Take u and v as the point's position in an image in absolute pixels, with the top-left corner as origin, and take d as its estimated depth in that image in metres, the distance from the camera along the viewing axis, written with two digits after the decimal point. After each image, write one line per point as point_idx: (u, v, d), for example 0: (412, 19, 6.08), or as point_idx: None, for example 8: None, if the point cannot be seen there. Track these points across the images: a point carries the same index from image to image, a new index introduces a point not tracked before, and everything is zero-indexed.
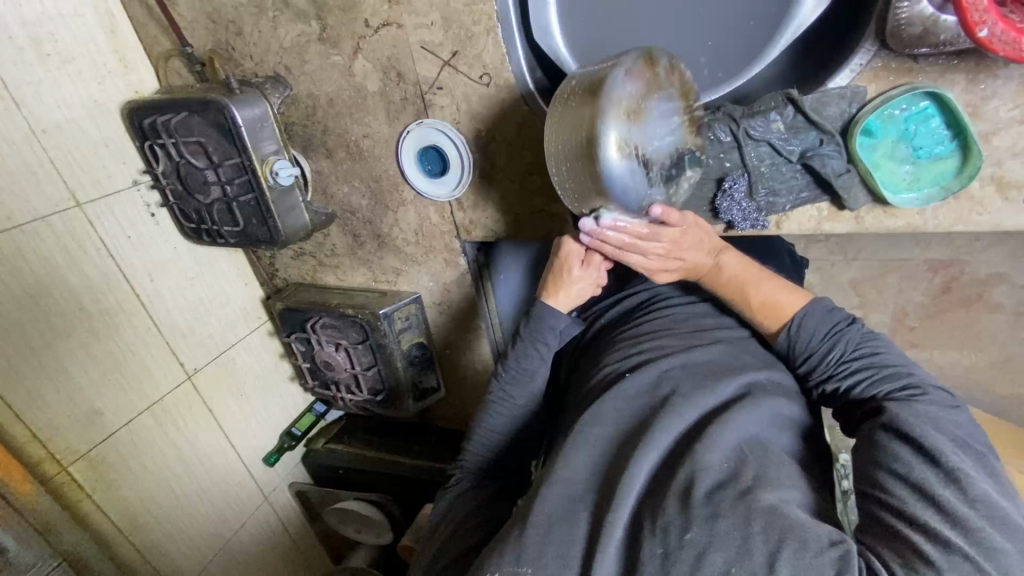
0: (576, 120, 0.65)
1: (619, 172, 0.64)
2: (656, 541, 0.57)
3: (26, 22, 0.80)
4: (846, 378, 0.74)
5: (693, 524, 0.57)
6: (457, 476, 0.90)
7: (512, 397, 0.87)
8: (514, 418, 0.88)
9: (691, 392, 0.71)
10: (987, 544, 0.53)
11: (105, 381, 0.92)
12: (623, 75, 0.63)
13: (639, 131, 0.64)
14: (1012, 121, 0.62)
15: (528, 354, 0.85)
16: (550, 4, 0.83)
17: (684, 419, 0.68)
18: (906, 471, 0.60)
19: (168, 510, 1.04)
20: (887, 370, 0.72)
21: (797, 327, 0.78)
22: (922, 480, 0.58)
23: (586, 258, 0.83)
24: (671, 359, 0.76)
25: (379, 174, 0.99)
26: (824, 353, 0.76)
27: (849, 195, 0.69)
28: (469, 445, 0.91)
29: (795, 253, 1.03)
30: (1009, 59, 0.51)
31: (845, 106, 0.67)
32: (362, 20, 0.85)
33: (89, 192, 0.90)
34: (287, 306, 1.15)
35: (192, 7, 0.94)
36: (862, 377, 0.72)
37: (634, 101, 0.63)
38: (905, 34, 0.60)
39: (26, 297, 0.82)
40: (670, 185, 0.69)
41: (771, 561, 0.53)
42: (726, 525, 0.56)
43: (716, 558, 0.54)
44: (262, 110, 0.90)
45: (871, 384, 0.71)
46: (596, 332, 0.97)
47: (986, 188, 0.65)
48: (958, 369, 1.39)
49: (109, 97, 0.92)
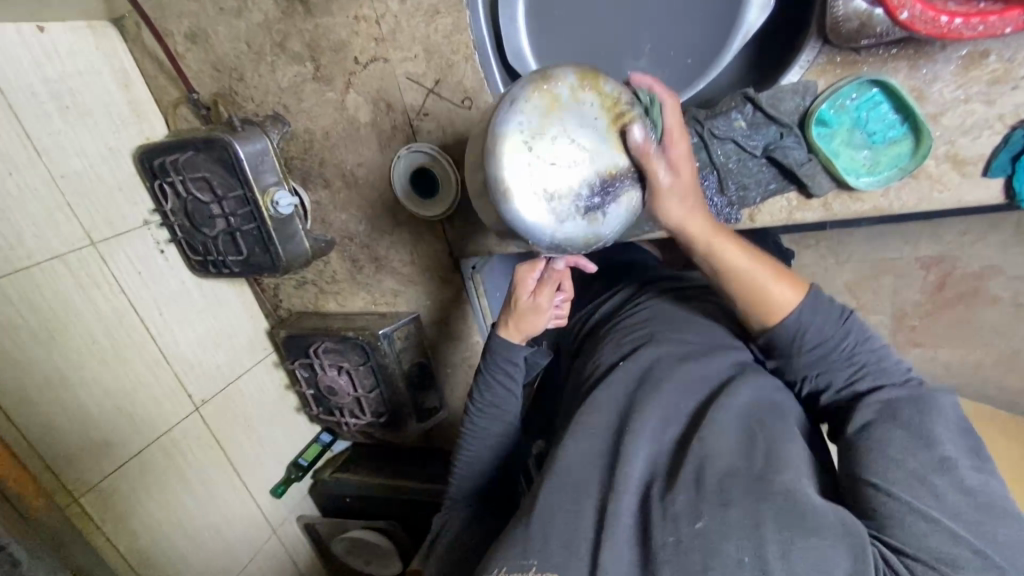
0: (479, 154, 0.68)
1: (518, 211, 0.63)
2: (669, 531, 0.57)
3: (48, 79, 0.88)
4: (849, 372, 0.70)
5: (703, 513, 0.57)
6: (447, 497, 0.91)
7: (485, 429, 0.87)
8: (501, 437, 0.88)
9: (683, 382, 0.73)
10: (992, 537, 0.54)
11: (116, 412, 0.95)
12: (514, 108, 0.63)
13: (536, 163, 0.62)
14: (956, 101, 0.67)
15: (494, 387, 0.87)
16: (521, 32, 0.91)
17: (671, 404, 0.71)
18: (906, 462, 0.59)
19: (179, 544, 1.04)
20: (871, 355, 0.71)
21: (809, 318, 0.70)
22: (919, 469, 0.58)
23: (536, 289, 0.84)
24: (662, 347, 0.78)
25: (374, 200, 1.05)
26: (834, 342, 0.70)
27: (813, 182, 0.73)
28: (451, 474, 0.90)
29: (779, 243, 1.08)
30: (935, 38, 0.60)
31: (799, 99, 0.71)
32: (352, 58, 0.92)
33: (104, 232, 0.96)
34: (291, 333, 1.18)
35: (198, 59, 1.02)
36: (850, 370, 0.71)
37: (527, 134, 0.62)
38: (844, 29, 0.65)
39: (44, 331, 0.86)
40: (594, 218, 0.65)
41: (784, 552, 0.52)
42: (736, 512, 0.56)
43: (727, 548, 0.54)
44: (263, 146, 0.96)
45: (854, 376, 0.70)
46: (588, 328, 0.99)
47: (943, 166, 0.70)
48: (965, 367, 1.38)
49: (124, 144, 1.00)
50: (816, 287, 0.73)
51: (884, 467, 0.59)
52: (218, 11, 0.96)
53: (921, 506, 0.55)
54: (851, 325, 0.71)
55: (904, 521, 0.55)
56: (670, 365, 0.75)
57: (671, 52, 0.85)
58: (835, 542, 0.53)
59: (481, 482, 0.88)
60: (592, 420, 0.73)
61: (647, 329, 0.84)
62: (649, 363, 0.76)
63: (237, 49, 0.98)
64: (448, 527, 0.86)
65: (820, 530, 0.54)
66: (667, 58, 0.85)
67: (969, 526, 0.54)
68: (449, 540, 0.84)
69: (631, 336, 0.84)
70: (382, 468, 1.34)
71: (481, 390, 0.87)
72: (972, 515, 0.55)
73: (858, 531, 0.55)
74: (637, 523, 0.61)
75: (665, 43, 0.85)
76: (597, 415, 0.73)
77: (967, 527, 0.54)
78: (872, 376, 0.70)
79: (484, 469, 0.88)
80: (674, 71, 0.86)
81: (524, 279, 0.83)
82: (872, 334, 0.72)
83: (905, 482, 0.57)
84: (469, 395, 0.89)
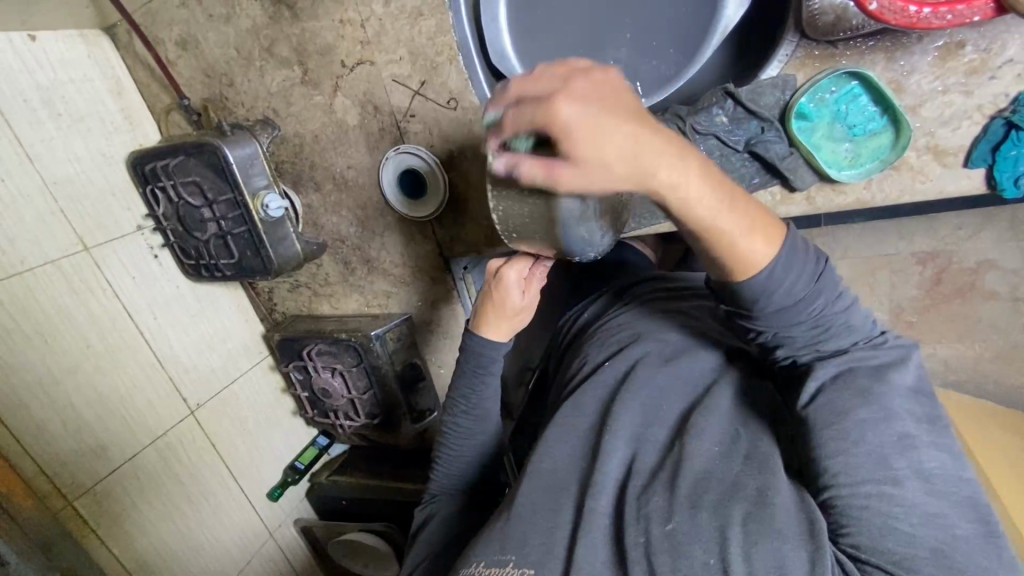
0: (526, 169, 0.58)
1: (577, 237, 0.62)
2: (639, 531, 0.59)
3: (40, 87, 0.90)
4: (807, 329, 0.61)
5: (675, 514, 0.58)
6: (429, 493, 0.91)
7: (470, 428, 0.87)
8: (484, 435, 0.88)
9: (666, 380, 0.73)
10: (950, 530, 0.51)
11: (110, 416, 0.95)
12: None
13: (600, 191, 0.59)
14: (934, 92, 0.69)
15: (476, 388, 0.86)
16: (505, 34, 0.91)
17: (653, 405, 0.71)
18: (863, 442, 0.54)
19: (174, 549, 1.04)
20: (842, 314, 0.61)
21: (781, 278, 0.57)
22: (879, 448, 0.54)
23: (525, 287, 0.82)
24: (646, 346, 0.78)
25: (364, 202, 1.06)
26: (799, 301, 0.59)
27: (795, 176, 0.75)
28: (433, 471, 0.90)
29: None
30: (903, 27, 0.61)
31: (779, 94, 0.73)
32: (338, 61, 0.93)
33: (96, 237, 0.97)
34: (283, 336, 1.18)
35: (189, 66, 1.04)
36: (816, 329, 0.61)
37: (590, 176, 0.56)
38: (820, 23, 0.66)
39: (37, 337, 0.87)
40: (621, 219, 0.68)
41: (746, 554, 0.53)
42: (706, 517, 0.57)
43: (694, 551, 0.55)
44: (253, 150, 0.97)
45: (820, 335, 0.61)
46: (578, 328, 0.98)
47: (924, 157, 0.72)
48: (964, 362, 1.36)
49: (117, 150, 1.01)
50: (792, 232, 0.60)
51: (842, 450, 0.55)
52: (207, 18, 0.98)
53: (884, 504, 0.52)
54: (823, 283, 0.60)
55: (870, 520, 0.52)
56: (653, 365, 0.75)
57: (653, 50, 0.86)
58: (798, 546, 0.52)
59: (464, 478, 0.88)
60: (575, 420, 0.73)
61: (632, 327, 0.84)
62: (631, 363, 0.77)
63: (226, 55, 1.00)
64: (429, 521, 0.86)
65: (783, 534, 0.53)
66: (649, 56, 0.86)
67: (929, 521, 0.51)
68: (429, 534, 0.84)
69: (616, 335, 0.84)
70: (379, 470, 1.33)
71: (465, 392, 0.87)
72: (933, 507, 0.52)
73: (818, 532, 0.53)
74: (613, 521, 0.62)
75: (646, 39, 0.85)
76: (582, 415, 0.73)
77: (924, 525, 0.51)
78: (838, 334, 0.62)
79: (467, 467, 0.88)
80: (657, 69, 0.86)
81: (512, 277, 0.81)
82: (845, 288, 0.62)
83: (865, 466, 0.54)
84: (451, 392, 0.89)
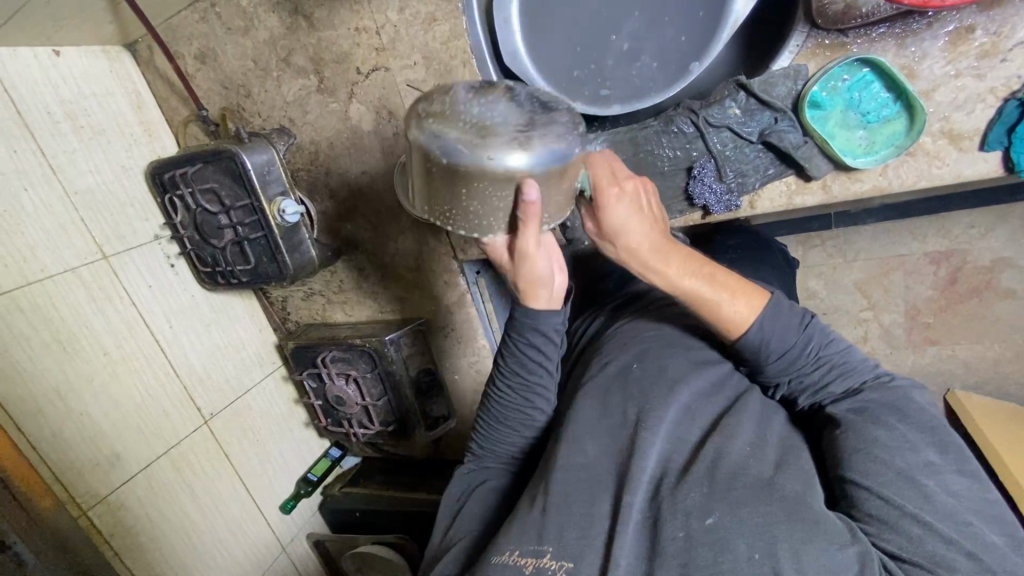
0: (481, 202, 0.60)
1: (547, 148, 0.58)
2: (678, 524, 0.57)
3: (64, 100, 0.92)
4: (817, 371, 0.70)
5: (715, 509, 0.56)
6: (472, 457, 0.85)
7: (519, 394, 0.80)
8: (529, 406, 0.80)
9: (697, 384, 0.72)
10: (981, 539, 0.54)
11: (126, 425, 0.95)
12: (451, 151, 0.58)
13: (503, 131, 0.58)
14: (946, 76, 0.71)
15: (515, 378, 0.79)
16: (517, 33, 0.92)
17: (688, 405, 0.70)
18: (892, 461, 0.58)
19: (186, 562, 1.02)
20: (837, 354, 0.70)
21: (771, 328, 0.69)
22: (909, 471, 0.57)
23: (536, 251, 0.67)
24: (678, 357, 0.76)
25: (378, 207, 1.08)
26: (797, 350, 0.70)
27: (811, 164, 0.77)
28: (479, 436, 0.85)
29: (789, 254, 1.13)
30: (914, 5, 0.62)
31: (791, 83, 0.76)
32: (354, 69, 0.96)
33: (115, 245, 0.98)
34: (298, 344, 1.19)
35: (207, 78, 1.06)
36: (821, 371, 0.70)
37: (475, 135, 0.57)
38: (830, 11, 0.70)
39: (55, 342, 0.87)
40: (551, 103, 0.62)
41: (795, 553, 0.52)
42: (746, 512, 0.56)
43: (740, 544, 0.54)
44: (269, 156, 0.99)
45: (826, 377, 0.70)
46: (584, 342, 0.95)
47: (939, 141, 0.74)
48: (985, 363, 1.33)
49: (136, 161, 1.03)
50: (776, 295, 0.72)
51: (874, 470, 0.58)
52: (226, 31, 1.00)
53: (914, 509, 0.55)
54: (813, 328, 0.71)
55: (899, 524, 0.55)
56: (682, 370, 0.73)
57: (667, 47, 0.88)
58: (843, 546, 0.53)
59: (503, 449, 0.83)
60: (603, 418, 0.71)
61: (652, 335, 0.80)
62: (659, 366, 0.74)
63: (244, 67, 1.02)
64: (474, 492, 0.80)
65: (831, 535, 0.54)
66: (662, 51, 0.89)
67: (959, 527, 0.54)
68: (470, 506, 0.78)
69: (633, 343, 0.80)
70: (393, 481, 1.32)
71: None
72: (962, 516, 0.55)
73: (857, 533, 0.55)
74: (647, 515, 0.60)
75: (651, 37, 0.88)
76: (611, 413, 0.70)
77: (959, 530, 0.54)
78: (844, 376, 0.70)
79: (513, 434, 0.82)
80: (665, 73, 0.89)
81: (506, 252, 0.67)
82: (835, 332, 0.72)
83: (895, 485, 0.57)
84: (495, 359, 0.81)
